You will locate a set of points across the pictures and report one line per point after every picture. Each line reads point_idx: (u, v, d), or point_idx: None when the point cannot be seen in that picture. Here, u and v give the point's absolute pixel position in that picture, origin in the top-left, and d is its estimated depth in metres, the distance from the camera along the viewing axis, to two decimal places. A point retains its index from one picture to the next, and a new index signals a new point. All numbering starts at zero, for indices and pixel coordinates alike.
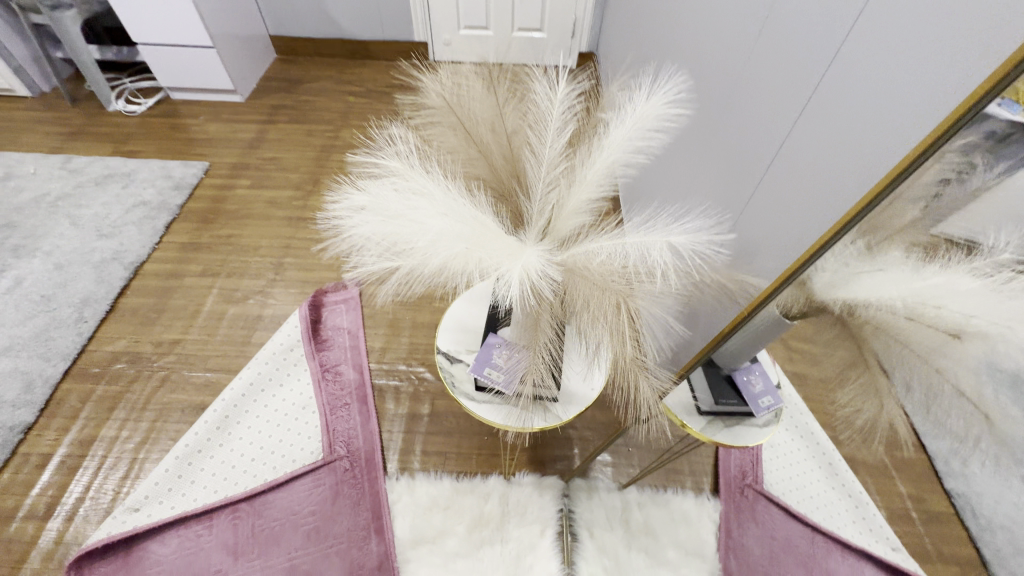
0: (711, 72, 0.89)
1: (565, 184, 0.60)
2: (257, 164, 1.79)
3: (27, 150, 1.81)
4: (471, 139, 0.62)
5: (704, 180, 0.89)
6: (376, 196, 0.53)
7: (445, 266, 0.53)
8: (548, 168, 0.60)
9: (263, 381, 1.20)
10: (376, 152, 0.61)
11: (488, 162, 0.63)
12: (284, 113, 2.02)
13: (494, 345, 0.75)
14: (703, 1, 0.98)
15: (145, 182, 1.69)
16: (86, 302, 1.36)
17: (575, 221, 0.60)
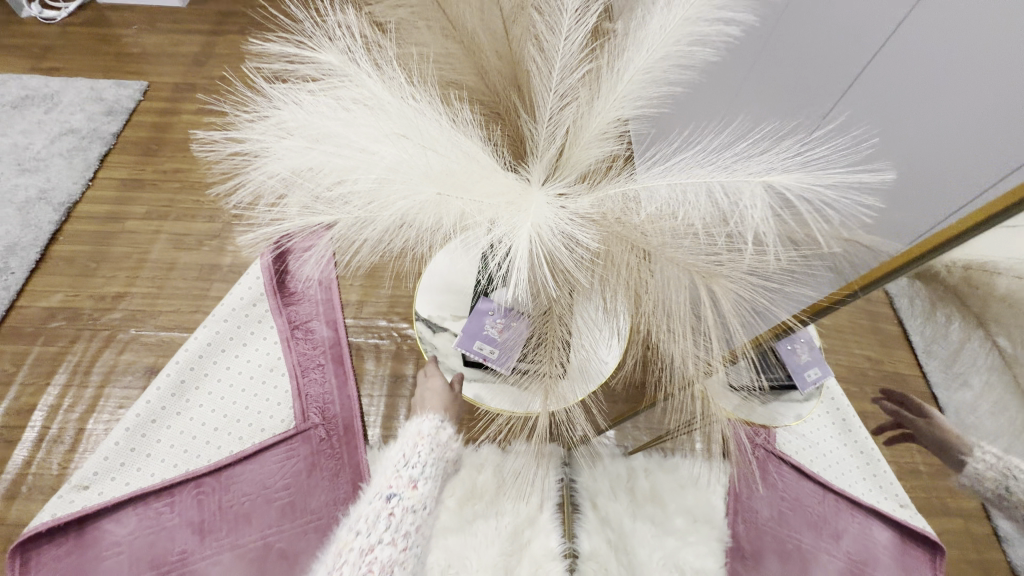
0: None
1: (582, 102, 0.47)
2: (205, 83, 1.52)
3: None
4: (461, 44, 0.49)
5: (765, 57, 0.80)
6: (308, 116, 0.42)
7: (399, 220, 0.43)
8: (560, 81, 0.47)
9: (223, 340, 1.05)
10: (317, 56, 0.46)
11: (480, 72, 0.51)
12: (234, 20, 1.71)
13: (484, 312, 0.64)
14: None
15: (71, 106, 1.44)
16: (11, 250, 1.17)
17: (594, 153, 0.48)
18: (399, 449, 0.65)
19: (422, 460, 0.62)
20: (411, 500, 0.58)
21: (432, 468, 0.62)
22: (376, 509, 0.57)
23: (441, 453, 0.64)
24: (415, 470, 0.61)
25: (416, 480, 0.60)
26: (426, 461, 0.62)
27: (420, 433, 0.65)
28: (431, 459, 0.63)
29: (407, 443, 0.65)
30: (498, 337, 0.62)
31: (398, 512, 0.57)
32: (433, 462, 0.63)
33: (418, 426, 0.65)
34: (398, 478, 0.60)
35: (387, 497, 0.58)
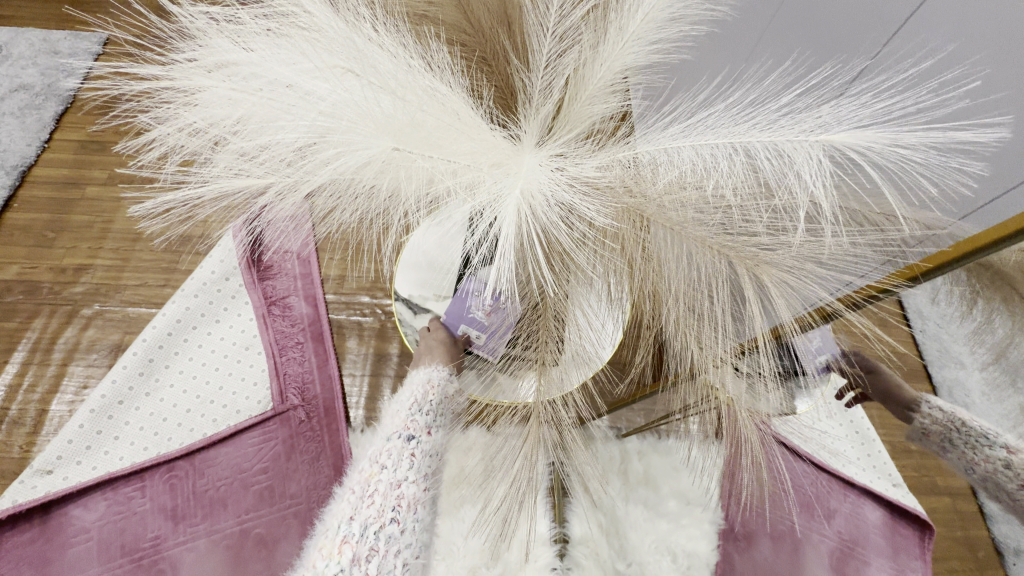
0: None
1: (586, 49, 0.43)
2: None
3: None
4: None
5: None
6: (252, 56, 0.40)
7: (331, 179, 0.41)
8: (557, 24, 0.43)
9: (193, 317, 0.99)
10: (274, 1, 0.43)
11: (469, 20, 0.47)
12: None
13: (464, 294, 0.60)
14: None
15: (22, 58, 1.31)
16: None
17: (603, 108, 0.44)
18: (408, 395, 0.61)
19: (435, 404, 0.59)
20: (430, 443, 0.56)
21: (445, 413, 0.60)
22: (396, 450, 0.55)
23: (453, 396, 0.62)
24: (429, 415, 0.58)
25: (432, 425, 0.58)
26: (441, 404, 0.60)
27: (430, 378, 0.60)
28: (446, 402, 0.60)
29: (416, 386, 0.61)
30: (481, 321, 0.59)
31: (419, 454, 0.55)
32: (446, 407, 0.60)
33: (427, 373, 0.60)
34: (413, 422, 0.57)
35: (405, 439, 0.56)
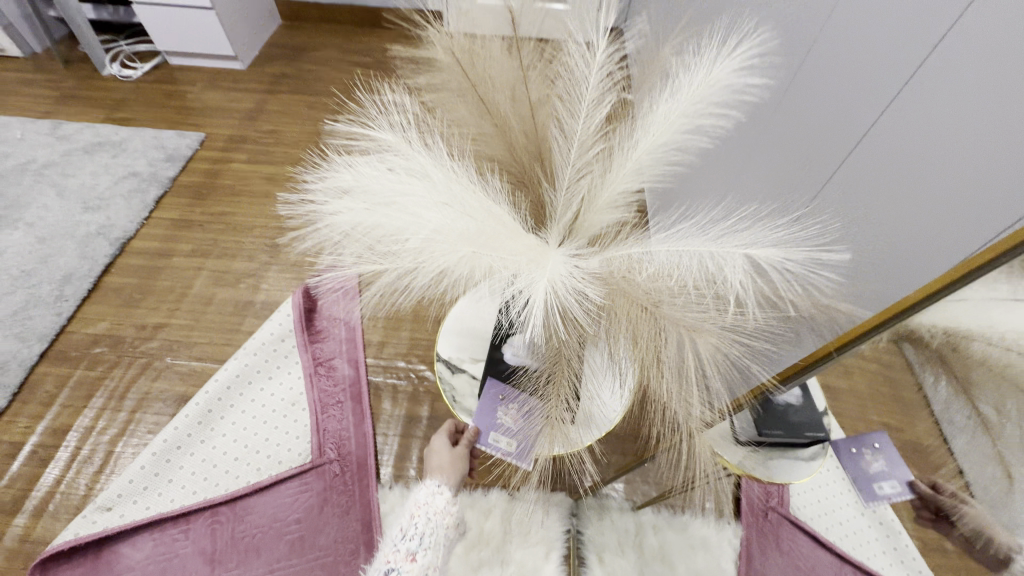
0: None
1: (598, 171, 0.52)
2: (256, 138, 1.67)
3: (16, 114, 1.70)
4: (487, 111, 0.54)
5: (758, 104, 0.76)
6: (362, 179, 0.46)
7: (439, 272, 0.47)
8: (579, 156, 0.52)
9: (250, 373, 1.11)
10: (361, 131, 0.52)
11: (508, 144, 0.56)
12: (286, 84, 1.89)
13: (492, 403, 0.66)
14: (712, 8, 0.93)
15: (135, 152, 1.59)
16: (67, 279, 1.27)
17: (610, 214, 0.52)
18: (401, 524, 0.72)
19: (419, 530, 0.69)
20: (412, 572, 0.64)
21: (432, 538, 0.69)
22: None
23: (441, 517, 0.71)
24: (412, 543, 0.67)
25: (415, 552, 0.66)
26: (426, 529, 0.69)
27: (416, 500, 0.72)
28: (430, 529, 0.69)
29: (406, 515, 0.71)
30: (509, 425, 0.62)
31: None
32: (432, 529, 0.69)
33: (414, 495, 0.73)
34: (397, 552, 0.66)
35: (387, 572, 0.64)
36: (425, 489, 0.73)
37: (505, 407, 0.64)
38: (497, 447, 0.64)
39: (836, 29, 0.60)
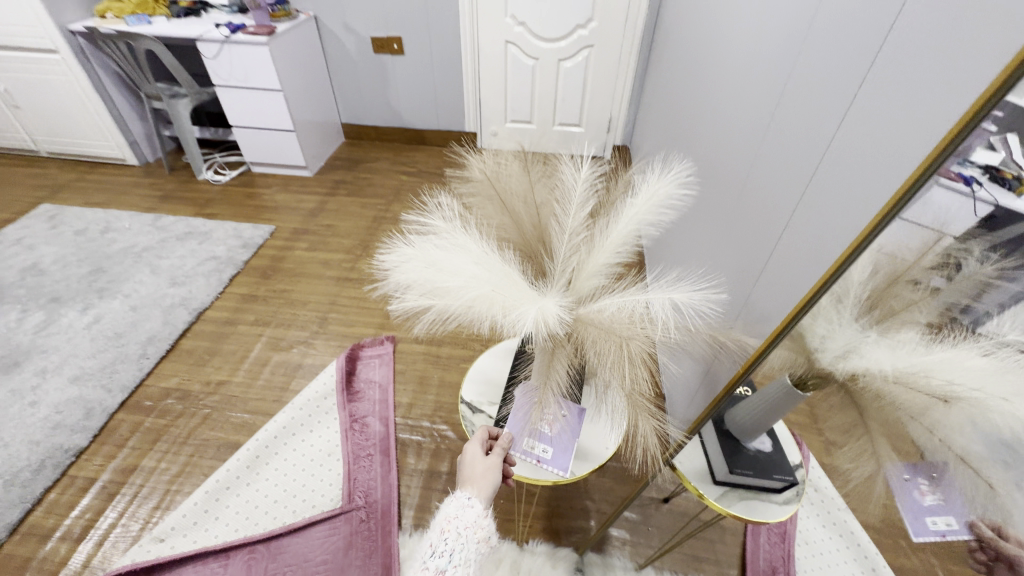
0: (769, 54, 0.90)
1: (586, 249, 0.67)
2: (316, 230, 1.99)
3: (126, 209, 2.09)
4: (504, 205, 0.73)
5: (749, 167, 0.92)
6: (421, 245, 0.63)
7: (465, 308, 0.60)
8: (571, 234, 0.67)
9: (295, 425, 1.27)
10: (423, 216, 0.70)
11: (519, 229, 0.73)
12: (345, 188, 2.27)
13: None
14: (706, 136, 1.20)
15: (217, 239, 1.91)
16: (151, 341, 1.50)
17: (594, 281, 0.67)
18: (429, 540, 0.67)
19: (450, 545, 0.65)
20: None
21: (463, 554, 0.64)
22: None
23: (474, 532, 0.66)
24: (442, 560, 0.63)
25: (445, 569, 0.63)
26: (457, 544, 0.65)
27: (449, 513, 0.67)
28: (460, 543, 0.65)
29: (438, 527, 0.67)
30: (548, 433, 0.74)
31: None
32: (463, 545, 0.65)
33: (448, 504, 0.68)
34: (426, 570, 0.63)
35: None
36: (455, 500, 0.69)
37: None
38: (531, 454, 0.74)
39: (776, 128, 0.82)
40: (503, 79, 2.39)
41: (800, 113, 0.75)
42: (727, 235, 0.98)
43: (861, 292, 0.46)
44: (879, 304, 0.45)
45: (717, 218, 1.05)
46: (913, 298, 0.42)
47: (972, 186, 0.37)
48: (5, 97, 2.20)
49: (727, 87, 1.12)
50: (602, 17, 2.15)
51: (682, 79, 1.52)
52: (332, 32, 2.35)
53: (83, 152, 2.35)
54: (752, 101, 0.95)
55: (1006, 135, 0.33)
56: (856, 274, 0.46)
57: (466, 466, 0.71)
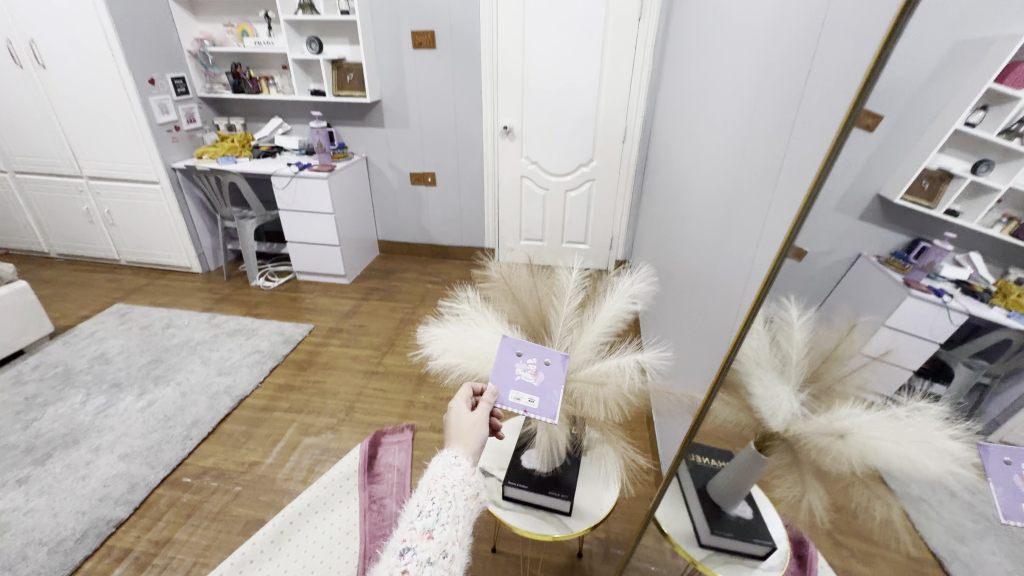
0: (720, 161, 1.16)
1: (578, 330, 0.82)
2: (349, 329, 2.23)
3: (186, 308, 2.38)
4: (515, 297, 0.88)
5: (715, 251, 1.12)
6: (454, 322, 0.83)
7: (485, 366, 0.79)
8: (566, 319, 0.83)
9: (319, 503, 1.37)
10: (454, 303, 0.90)
11: (525, 315, 0.87)
12: (377, 294, 2.55)
13: (510, 360, 0.77)
14: (683, 240, 1.44)
15: (262, 336, 2.15)
16: (195, 423, 1.65)
17: (587, 356, 0.80)
18: (413, 504, 0.64)
19: (436, 506, 0.62)
20: (429, 551, 0.57)
21: (452, 513, 0.61)
22: (392, 567, 0.56)
23: (462, 490, 0.64)
24: (429, 519, 0.60)
25: (433, 529, 0.59)
26: (446, 502, 0.62)
27: (434, 475, 0.65)
28: (448, 501, 0.62)
29: (424, 489, 0.64)
30: (534, 382, 0.75)
31: (415, 566, 0.56)
32: (451, 503, 0.62)
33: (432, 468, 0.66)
34: (413, 529, 0.59)
35: (402, 552, 0.57)
36: (443, 458, 0.68)
37: (524, 365, 0.76)
38: (518, 404, 0.73)
39: (735, 207, 1.01)
40: (519, 205, 2.81)
41: (748, 194, 0.95)
42: (705, 310, 1.13)
43: (768, 328, 0.51)
44: (816, 377, 0.45)
45: (697, 294, 1.21)
46: (859, 375, 0.41)
47: (944, 297, 0.33)
48: (106, 217, 2.66)
49: (694, 198, 1.38)
50: (601, 158, 2.60)
51: (664, 205, 1.84)
52: (379, 169, 2.85)
53: (158, 261, 2.75)
54: (711, 200, 1.19)
55: (969, 254, 0.31)
56: (781, 341, 0.49)
57: (453, 419, 0.74)
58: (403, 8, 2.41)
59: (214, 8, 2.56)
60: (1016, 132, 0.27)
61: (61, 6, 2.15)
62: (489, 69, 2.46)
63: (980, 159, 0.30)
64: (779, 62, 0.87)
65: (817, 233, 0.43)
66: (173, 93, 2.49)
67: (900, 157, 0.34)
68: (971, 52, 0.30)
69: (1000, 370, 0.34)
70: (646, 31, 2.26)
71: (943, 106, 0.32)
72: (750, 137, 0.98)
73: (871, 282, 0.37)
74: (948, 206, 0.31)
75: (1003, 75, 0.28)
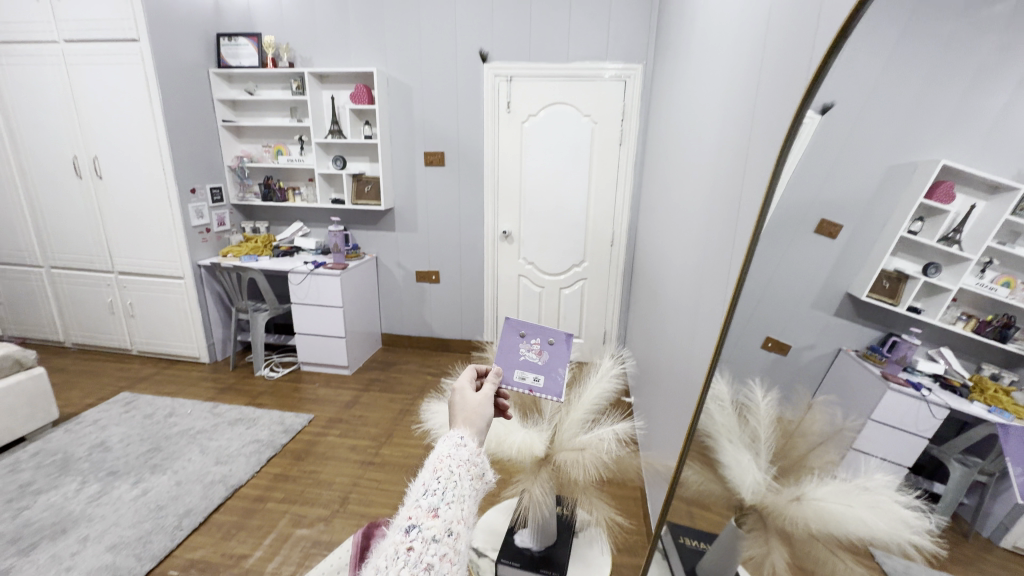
0: (692, 237, 1.33)
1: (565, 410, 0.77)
2: (348, 419, 2.26)
3: (190, 397, 2.43)
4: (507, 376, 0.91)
5: (691, 318, 1.22)
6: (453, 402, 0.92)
7: None
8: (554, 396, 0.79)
9: None
10: None
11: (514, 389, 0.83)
12: (377, 385, 2.62)
13: (514, 341, 0.78)
14: (665, 321, 1.56)
15: (262, 425, 2.18)
16: (187, 513, 1.64)
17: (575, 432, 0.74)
18: (417, 484, 0.58)
19: (441, 484, 0.57)
20: (435, 529, 0.53)
21: (457, 492, 0.57)
22: (396, 545, 0.51)
23: (467, 470, 0.60)
24: (435, 497, 0.55)
25: (438, 507, 0.55)
26: (452, 483, 0.58)
27: (439, 455, 0.61)
28: (454, 482, 0.58)
29: (428, 469, 0.59)
30: (538, 362, 0.77)
31: (421, 543, 0.51)
32: (457, 482, 0.58)
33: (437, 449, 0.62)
34: (418, 507, 0.54)
35: (407, 529, 0.53)
36: (448, 441, 0.64)
37: (528, 345, 0.78)
38: (523, 383, 0.76)
39: (707, 262, 1.13)
40: (517, 301, 3.00)
41: (716, 254, 1.07)
42: (684, 397, 1.18)
43: (737, 407, 0.56)
44: (784, 451, 0.47)
45: (680, 353, 1.29)
46: (823, 451, 0.41)
47: (922, 391, 0.32)
48: (127, 308, 2.82)
49: (672, 282, 1.53)
50: (592, 259, 2.84)
51: (648, 301, 2.01)
52: (387, 267, 3.08)
53: (168, 351, 2.86)
54: (687, 272, 1.34)
55: (940, 348, 0.31)
56: (749, 418, 0.53)
57: (457, 398, 0.73)
58: (418, 135, 2.82)
59: (256, 133, 2.98)
60: (957, 240, 0.29)
61: (128, 131, 2.53)
62: (492, 183, 2.81)
63: (927, 263, 0.32)
64: (725, 179, 1.06)
65: (779, 306, 0.45)
66: (210, 200, 2.80)
67: (854, 265, 0.37)
68: (913, 138, 0.33)
69: (994, 468, 0.28)
70: (627, 155, 2.64)
71: (902, 196, 0.34)
72: (712, 213, 1.15)
73: (857, 377, 0.38)
74: (910, 304, 0.32)
75: (934, 190, 0.31)
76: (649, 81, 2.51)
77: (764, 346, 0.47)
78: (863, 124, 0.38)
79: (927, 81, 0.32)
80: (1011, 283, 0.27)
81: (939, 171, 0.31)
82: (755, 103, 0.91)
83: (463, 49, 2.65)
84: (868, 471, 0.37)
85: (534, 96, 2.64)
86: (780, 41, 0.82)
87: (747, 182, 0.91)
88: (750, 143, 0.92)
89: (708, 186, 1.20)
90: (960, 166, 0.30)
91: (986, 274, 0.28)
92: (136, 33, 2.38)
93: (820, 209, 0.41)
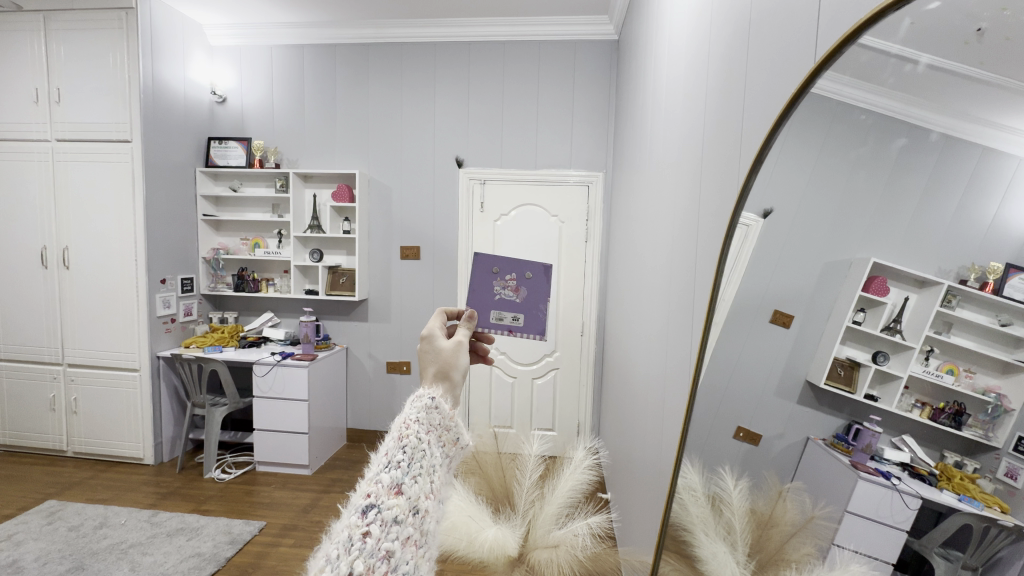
0: (655, 313, 1.40)
1: (540, 502, 0.70)
2: (304, 526, 2.08)
3: (127, 505, 2.20)
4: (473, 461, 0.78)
5: (660, 391, 1.25)
6: None
7: None
8: (528, 489, 0.71)
9: None
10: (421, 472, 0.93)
11: (488, 482, 0.74)
12: (338, 486, 2.45)
13: (488, 279, 0.83)
14: (636, 404, 1.58)
15: (206, 535, 1.97)
16: None
17: (550, 529, 0.67)
18: (383, 450, 0.59)
19: (405, 455, 0.58)
20: (396, 509, 0.53)
21: (423, 465, 0.58)
22: (351, 529, 0.52)
23: (437, 436, 0.62)
24: (398, 472, 0.56)
25: (401, 484, 0.55)
26: (418, 453, 0.59)
27: (406, 420, 0.62)
28: (419, 453, 0.59)
29: (393, 436, 0.60)
30: (517, 302, 0.82)
31: (380, 527, 0.52)
32: (422, 454, 0.59)
33: (402, 415, 0.62)
34: (378, 483, 0.54)
35: (365, 509, 0.53)
36: (417, 402, 0.65)
37: (503, 282, 0.83)
38: (502, 324, 0.83)
39: (671, 330, 1.20)
40: (489, 393, 2.95)
41: (678, 326, 1.13)
42: (656, 489, 1.17)
43: (713, 502, 0.58)
44: (760, 546, 0.46)
45: (652, 427, 1.30)
46: (801, 548, 0.41)
47: (893, 480, 0.34)
48: (70, 404, 2.64)
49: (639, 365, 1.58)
50: (563, 348, 2.89)
51: (618, 391, 2.02)
52: (358, 357, 3.03)
53: (108, 451, 2.62)
54: (653, 349, 1.38)
55: (902, 437, 0.34)
56: (725, 510, 0.54)
57: (428, 349, 0.73)
58: (395, 230, 2.96)
59: (235, 227, 3.06)
60: (898, 328, 0.35)
61: (105, 224, 2.56)
62: (465, 274, 2.92)
63: (875, 350, 0.37)
64: (679, 277, 1.15)
65: (752, 403, 0.51)
66: (179, 291, 2.78)
67: (810, 350, 0.43)
68: (839, 242, 0.40)
69: (976, 561, 0.28)
70: (593, 248, 2.82)
71: (839, 289, 0.40)
72: (670, 289, 1.24)
73: (827, 465, 0.40)
74: (867, 392, 0.36)
75: (869, 284, 0.37)
76: (609, 186, 2.78)
77: (737, 437, 0.53)
78: (797, 234, 0.47)
79: (845, 199, 0.40)
80: (956, 371, 0.30)
81: (871, 268, 0.37)
82: (698, 209, 1.03)
83: (440, 156, 2.90)
84: (844, 562, 0.36)
85: (507, 197, 2.86)
86: (713, 161, 0.95)
87: (699, 257, 1.00)
88: (699, 239, 1.02)
89: (665, 281, 1.31)
90: (890, 265, 0.35)
91: (931, 363, 0.32)
92: (130, 135, 2.52)
93: (773, 302, 0.49)
